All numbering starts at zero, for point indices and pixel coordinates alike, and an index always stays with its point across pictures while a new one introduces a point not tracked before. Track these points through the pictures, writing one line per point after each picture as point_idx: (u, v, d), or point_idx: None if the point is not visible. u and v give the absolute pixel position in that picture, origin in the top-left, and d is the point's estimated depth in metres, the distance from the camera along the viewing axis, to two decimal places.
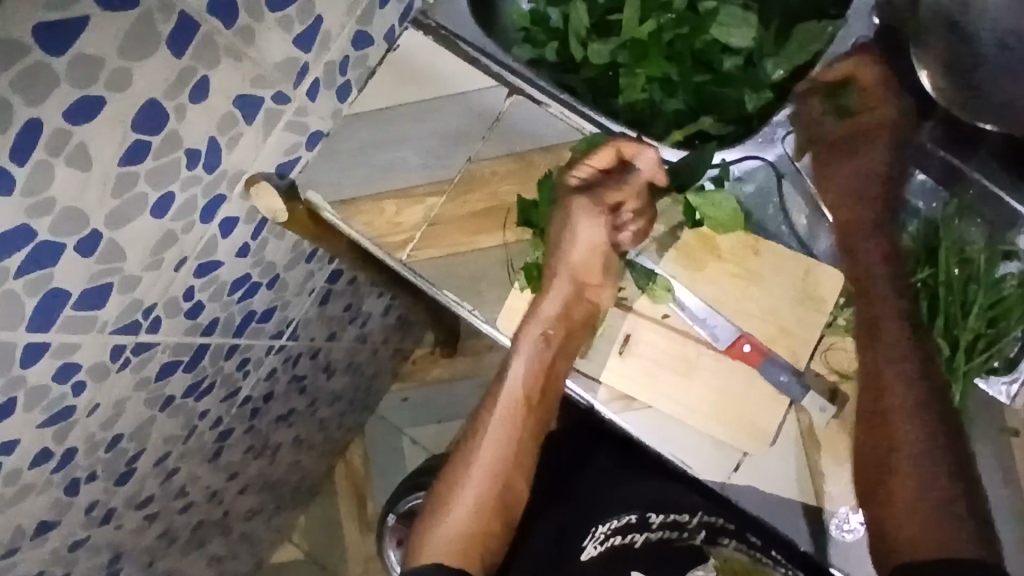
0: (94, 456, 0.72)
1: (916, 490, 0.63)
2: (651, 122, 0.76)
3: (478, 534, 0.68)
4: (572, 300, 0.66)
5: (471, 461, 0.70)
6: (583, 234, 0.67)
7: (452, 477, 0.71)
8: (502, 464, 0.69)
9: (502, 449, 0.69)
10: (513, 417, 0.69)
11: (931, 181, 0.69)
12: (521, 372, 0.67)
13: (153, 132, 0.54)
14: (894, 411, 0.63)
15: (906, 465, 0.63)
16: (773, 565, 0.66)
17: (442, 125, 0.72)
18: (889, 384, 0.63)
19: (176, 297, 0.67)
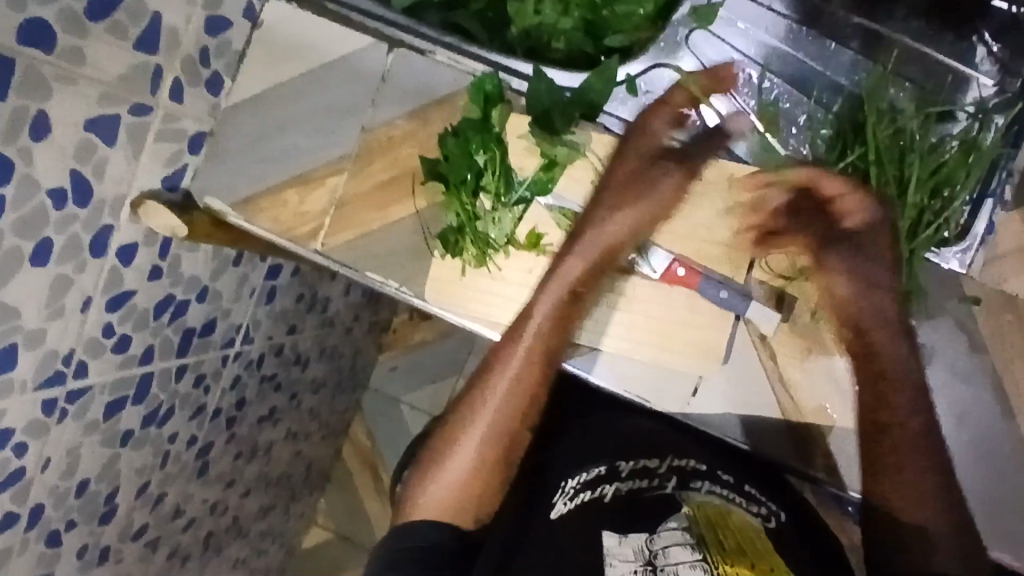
0: (63, 506, 0.71)
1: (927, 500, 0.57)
2: (549, 45, 0.70)
3: (484, 486, 0.62)
4: (600, 259, 0.61)
5: (475, 420, 0.63)
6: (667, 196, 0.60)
7: (449, 432, 0.64)
8: (505, 442, 0.63)
9: (514, 413, 0.63)
10: (526, 374, 0.63)
11: (852, 54, 0.65)
12: (520, 361, 0.63)
13: (1, 182, 0.50)
14: (896, 404, 0.58)
15: (907, 435, 0.58)
16: (747, 504, 0.62)
17: (329, 98, 0.67)
18: (894, 369, 0.59)
19: (96, 337, 0.65)
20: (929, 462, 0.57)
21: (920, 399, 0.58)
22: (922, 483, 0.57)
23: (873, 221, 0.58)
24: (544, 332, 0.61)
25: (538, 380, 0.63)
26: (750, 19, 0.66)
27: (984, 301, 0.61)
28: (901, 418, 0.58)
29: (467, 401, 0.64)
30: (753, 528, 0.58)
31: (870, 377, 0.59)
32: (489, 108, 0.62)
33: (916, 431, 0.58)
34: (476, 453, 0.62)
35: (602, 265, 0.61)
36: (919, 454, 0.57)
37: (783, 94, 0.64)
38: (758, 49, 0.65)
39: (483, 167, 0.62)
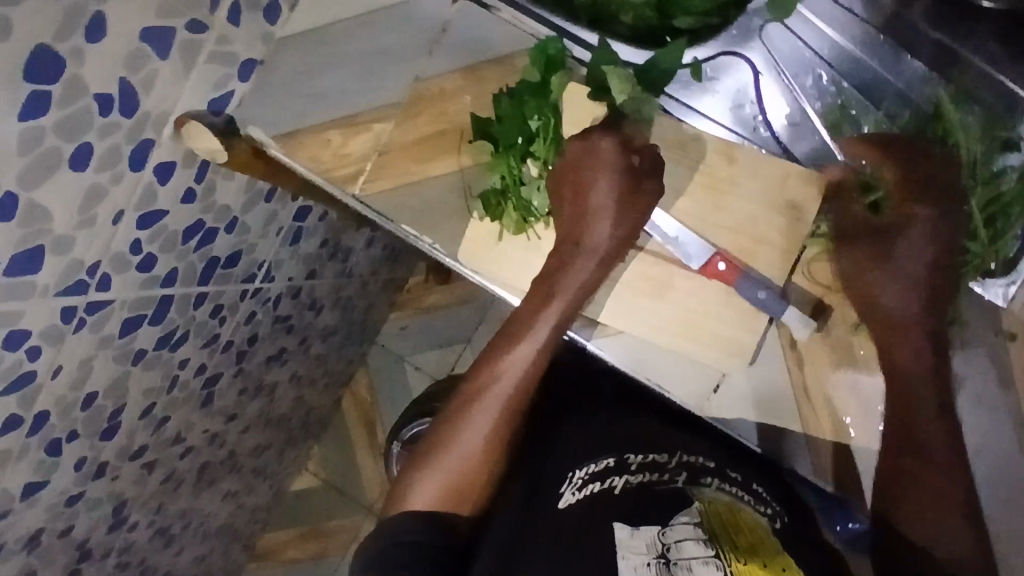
0: (69, 416, 0.71)
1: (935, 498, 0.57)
2: (615, 17, 0.67)
3: (477, 483, 0.61)
4: (592, 279, 0.59)
5: (470, 421, 0.62)
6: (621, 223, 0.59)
7: (442, 433, 0.63)
8: (499, 445, 0.62)
9: (512, 414, 0.62)
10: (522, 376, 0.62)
11: (924, 66, 0.61)
12: (521, 375, 0.62)
13: (49, 79, 0.49)
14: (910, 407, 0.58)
15: (925, 423, 0.57)
16: (756, 504, 0.61)
17: (384, 42, 0.66)
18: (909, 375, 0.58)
19: (122, 252, 0.64)
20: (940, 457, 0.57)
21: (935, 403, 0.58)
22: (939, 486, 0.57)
23: (937, 224, 0.58)
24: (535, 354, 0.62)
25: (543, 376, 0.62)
26: (824, 13, 0.63)
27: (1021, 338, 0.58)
28: (925, 406, 0.57)
29: (462, 398, 0.63)
30: (762, 527, 0.57)
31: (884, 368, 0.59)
32: (548, 72, 0.60)
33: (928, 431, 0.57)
34: (466, 459, 0.61)
35: (595, 281, 0.59)
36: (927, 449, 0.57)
37: (851, 100, 0.61)
38: (831, 50, 0.63)
39: (534, 133, 0.61)
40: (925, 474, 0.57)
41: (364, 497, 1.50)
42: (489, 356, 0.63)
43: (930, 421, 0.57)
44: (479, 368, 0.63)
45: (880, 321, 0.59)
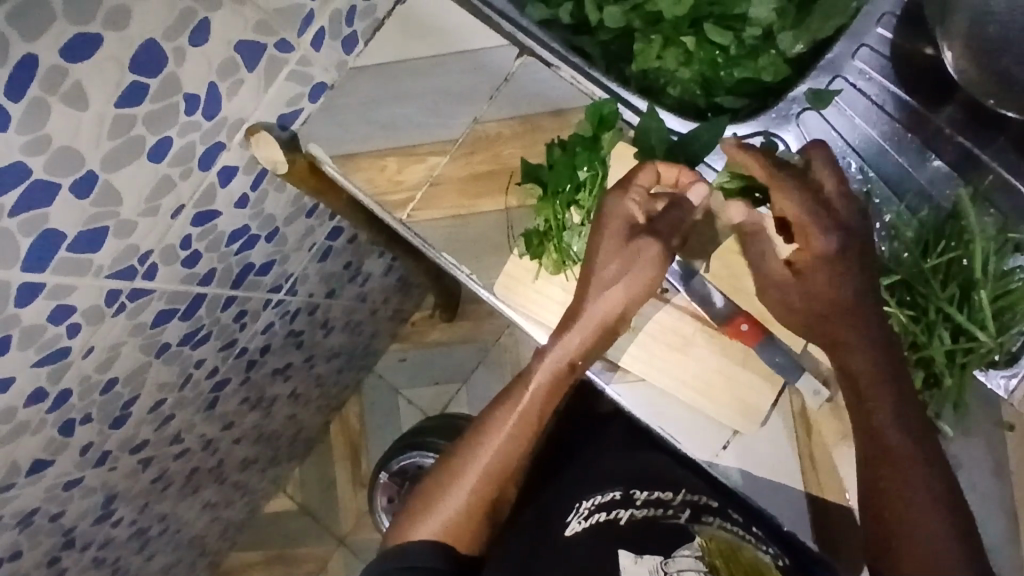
0: (87, 398, 0.72)
1: (931, 558, 0.53)
2: (664, 89, 0.73)
3: (473, 524, 0.65)
4: (600, 333, 0.61)
5: (473, 460, 0.65)
6: (624, 287, 0.60)
7: (447, 471, 0.66)
8: (492, 489, 0.65)
9: (506, 464, 0.65)
10: (524, 423, 0.65)
11: (946, 166, 0.67)
12: (512, 424, 0.65)
13: (152, 73, 0.53)
14: (900, 473, 0.55)
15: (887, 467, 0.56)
16: (757, 541, 0.65)
17: (448, 84, 0.70)
18: (894, 446, 0.56)
19: (173, 245, 0.67)
20: (934, 516, 0.54)
21: (920, 460, 0.56)
22: (929, 548, 0.54)
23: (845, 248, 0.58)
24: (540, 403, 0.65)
25: (537, 416, 0.65)
26: (859, 108, 0.68)
27: (1017, 429, 0.63)
28: (894, 441, 0.56)
29: (467, 437, 0.67)
30: (765, 565, 0.62)
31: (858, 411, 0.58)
32: (602, 130, 0.64)
33: (913, 490, 0.55)
34: (463, 500, 0.65)
35: (602, 337, 0.61)
36: (910, 503, 0.55)
37: (876, 190, 0.67)
38: (863, 141, 0.68)
39: (582, 182, 0.66)
40: (904, 519, 0.55)
41: (338, 526, 1.49)
42: (499, 401, 0.66)
43: (896, 460, 0.56)
44: (493, 409, 0.66)
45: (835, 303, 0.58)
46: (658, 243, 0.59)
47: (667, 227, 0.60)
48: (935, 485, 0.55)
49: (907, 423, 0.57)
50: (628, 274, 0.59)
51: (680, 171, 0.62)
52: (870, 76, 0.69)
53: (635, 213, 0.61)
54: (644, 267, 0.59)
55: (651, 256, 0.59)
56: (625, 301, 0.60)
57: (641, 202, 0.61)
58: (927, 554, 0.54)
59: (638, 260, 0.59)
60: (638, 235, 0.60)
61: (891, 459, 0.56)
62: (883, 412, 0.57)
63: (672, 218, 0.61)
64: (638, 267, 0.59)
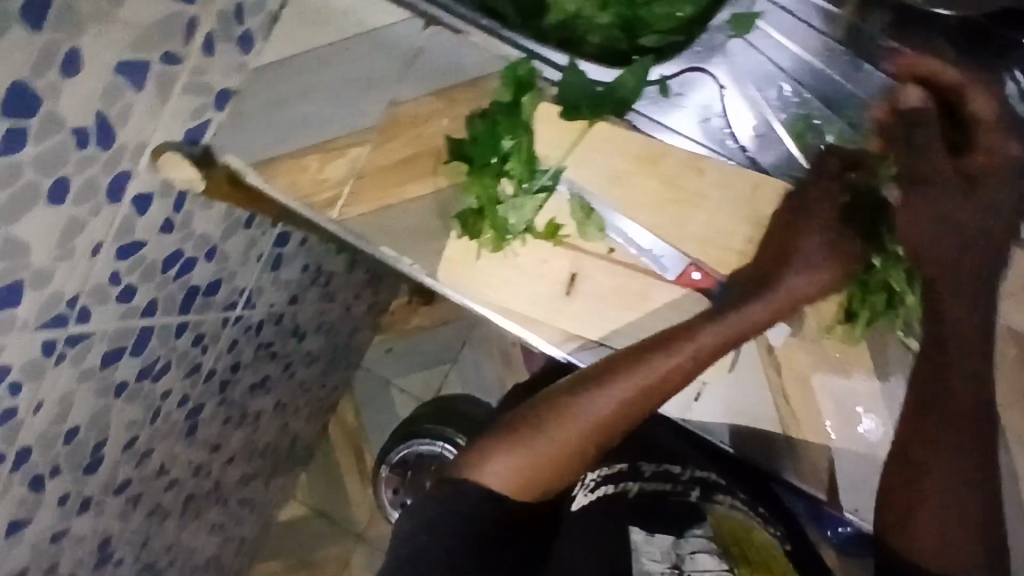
0: (50, 451, 0.71)
1: (946, 505, 0.60)
2: (584, 38, 0.69)
3: (534, 482, 0.64)
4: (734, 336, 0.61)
5: (548, 428, 0.64)
6: None
7: (529, 424, 0.65)
8: (566, 459, 0.64)
9: (583, 436, 0.64)
10: (636, 398, 0.63)
11: (886, 75, 0.63)
12: (628, 388, 0.62)
13: (27, 115, 0.50)
14: (937, 452, 0.60)
15: (938, 426, 0.60)
16: (761, 519, 0.72)
17: (355, 69, 0.66)
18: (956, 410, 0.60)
19: (101, 284, 0.65)
20: (962, 479, 0.60)
21: (959, 445, 0.60)
22: (942, 524, 0.60)
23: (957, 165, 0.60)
24: (605, 407, 0.63)
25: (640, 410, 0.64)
26: (788, 29, 0.65)
27: (989, 335, 0.61)
28: (958, 390, 0.59)
29: (553, 407, 0.64)
30: (772, 543, 0.69)
31: (916, 416, 0.60)
32: (520, 94, 0.62)
33: (950, 457, 0.60)
34: (558, 442, 0.64)
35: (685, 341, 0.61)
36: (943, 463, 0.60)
37: (815, 111, 0.63)
38: (794, 63, 0.64)
39: (508, 152, 0.62)
40: (930, 498, 0.60)
41: (353, 523, 1.49)
42: (604, 372, 0.62)
43: (934, 443, 0.60)
44: (560, 398, 0.65)
45: (925, 280, 0.60)
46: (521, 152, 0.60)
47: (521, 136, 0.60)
48: (972, 458, 0.60)
49: (982, 393, 0.60)
50: None
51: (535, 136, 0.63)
52: None
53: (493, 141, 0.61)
54: None
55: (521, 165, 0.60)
56: None
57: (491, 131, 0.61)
58: (947, 511, 0.60)
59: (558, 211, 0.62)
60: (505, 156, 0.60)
61: (956, 427, 0.60)
62: (959, 378, 0.59)
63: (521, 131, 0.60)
64: None
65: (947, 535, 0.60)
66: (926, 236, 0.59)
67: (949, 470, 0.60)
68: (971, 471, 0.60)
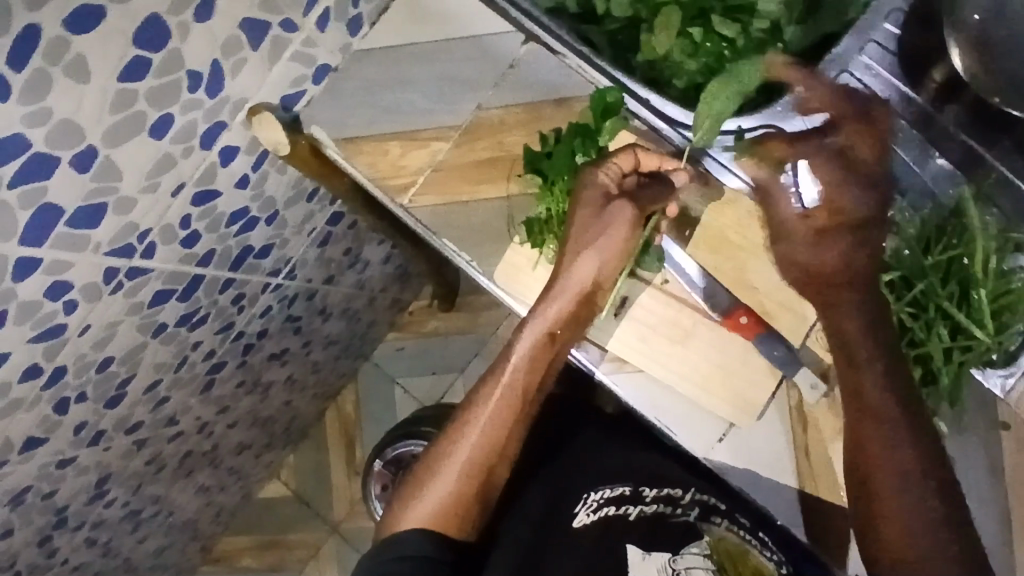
0: (84, 376, 0.72)
1: (911, 509, 0.57)
2: (669, 82, 0.72)
3: (457, 515, 0.64)
4: (762, 373, 0.63)
5: (457, 444, 0.66)
6: (594, 257, 0.62)
7: (443, 444, 0.67)
8: (474, 479, 0.65)
9: (485, 448, 0.66)
10: (511, 393, 0.66)
11: (949, 166, 0.67)
12: (493, 408, 0.66)
13: (154, 49, 0.53)
14: (883, 462, 0.58)
15: (893, 481, 0.58)
16: (760, 546, 0.65)
17: (451, 69, 0.70)
18: (879, 406, 0.58)
19: (173, 224, 0.67)
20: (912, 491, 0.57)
21: (898, 450, 0.58)
22: (912, 524, 0.57)
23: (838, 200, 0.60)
24: (512, 377, 0.66)
25: (521, 389, 0.66)
26: None
27: (1014, 428, 0.63)
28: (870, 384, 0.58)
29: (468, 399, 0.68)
30: (768, 570, 0.62)
31: (856, 409, 0.60)
32: (603, 119, 0.64)
33: (898, 462, 0.58)
34: (448, 485, 0.65)
35: (585, 302, 0.63)
36: (894, 473, 0.58)
37: None
38: None
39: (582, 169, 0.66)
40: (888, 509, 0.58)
41: (331, 514, 1.49)
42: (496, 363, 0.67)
43: (889, 456, 0.58)
44: (477, 393, 0.67)
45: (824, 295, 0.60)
46: (631, 208, 0.62)
47: (647, 197, 0.63)
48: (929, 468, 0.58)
49: (888, 380, 0.58)
50: (600, 248, 0.62)
51: (664, 159, 0.64)
52: (876, 72, 0.68)
53: (611, 187, 0.63)
54: (622, 228, 0.62)
55: (623, 221, 0.62)
56: (598, 268, 0.62)
57: (615, 177, 0.63)
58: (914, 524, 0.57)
59: (614, 225, 0.62)
60: (615, 202, 0.63)
61: (865, 429, 0.59)
62: (867, 374, 0.58)
63: (647, 193, 0.63)
64: (597, 230, 0.62)
65: (925, 534, 0.57)
66: (857, 316, 0.59)
67: (901, 487, 0.57)
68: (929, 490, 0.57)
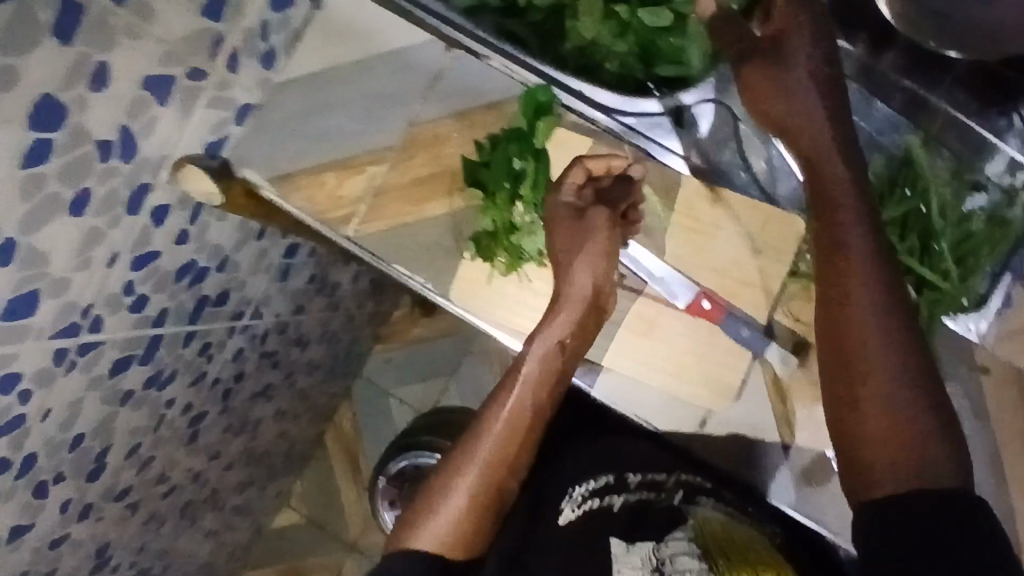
0: (56, 457, 0.71)
1: (893, 402, 0.54)
2: (601, 66, 0.69)
3: (474, 530, 0.59)
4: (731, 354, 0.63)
5: (473, 457, 0.60)
6: (585, 267, 0.60)
7: (452, 460, 0.61)
8: (489, 489, 0.60)
9: (503, 457, 0.60)
10: (532, 396, 0.61)
11: (894, 113, 0.66)
12: (507, 413, 0.61)
13: (54, 128, 0.50)
14: (863, 335, 0.55)
15: (882, 357, 0.55)
16: (749, 522, 0.67)
17: (377, 88, 0.68)
18: (856, 265, 0.56)
19: (116, 293, 0.65)
20: (901, 380, 0.54)
21: (884, 320, 0.55)
22: (903, 424, 0.54)
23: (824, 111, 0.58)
24: (531, 383, 0.61)
25: (552, 392, 0.62)
26: None
27: (992, 371, 0.63)
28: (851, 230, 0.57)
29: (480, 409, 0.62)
30: (755, 543, 0.64)
31: (830, 269, 0.57)
32: (537, 118, 0.63)
33: (876, 337, 0.55)
34: (461, 499, 0.59)
35: (593, 308, 0.60)
36: (880, 351, 0.55)
37: None
38: None
39: (519, 173, 0.64)
40: (873, 405, 0.54)
41: (346, 533, 1.49)
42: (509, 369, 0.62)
43: (865, 333, 0.55)
44: (490, 403, 0.62)
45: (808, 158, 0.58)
46: (605, 211, 0.60)
47: (617, 195, 0.62)
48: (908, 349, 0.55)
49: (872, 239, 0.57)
50: (589, 257, 0.60)
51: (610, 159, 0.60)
52: None
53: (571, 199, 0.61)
54: (603, 232, 0.60)
55: (601, 225, 0.60)
56: (593, 275, 0.60)
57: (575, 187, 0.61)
58: (903, 430, 0.53)
59: (593, 234, 0.60)
60: (586, 213, 0.60)
61: (846, 299, 0.56)
62: (848, 228, 0.57)
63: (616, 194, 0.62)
64: (574, 240, 0.60)
65: (913, 436, 0.53)
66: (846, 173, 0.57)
67: (883, 369, 0.54)
68: (913, 388, 0.54)
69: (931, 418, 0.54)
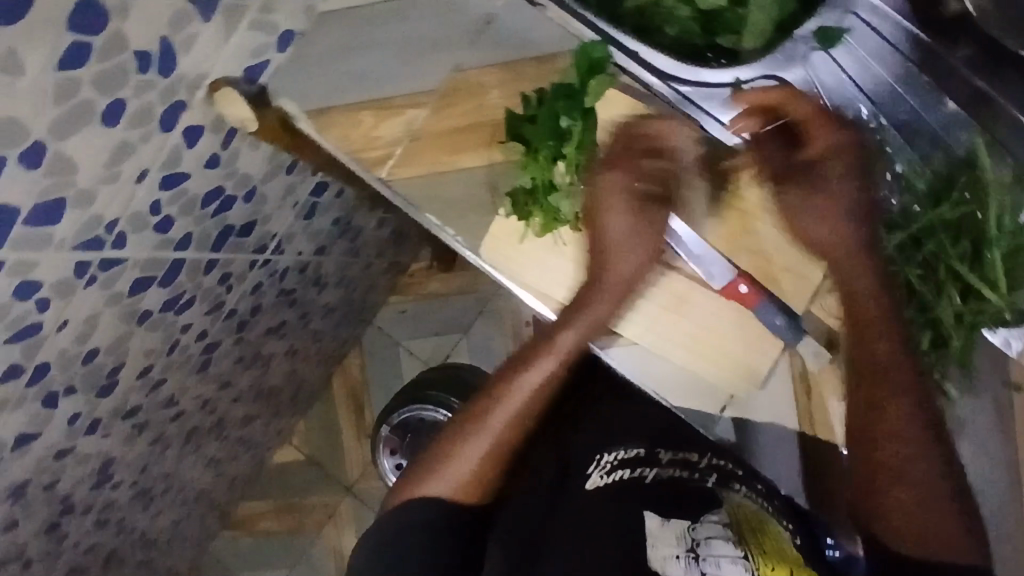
0: (69, 370, 0.71)
1: (918, 478, 0.60)
2: (660, 29, 0.63)
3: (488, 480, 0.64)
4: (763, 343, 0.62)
5: (481, 418, 0.65)
6: (641, 243, 0.63)
7: (466, 413, 0.66)
8: (499, 454, 0.65)
9: (509, 422, 0.65)
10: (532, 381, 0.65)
11: (959, 109, 0.60)
12: (527, 384, 0.65)
13: (93, 32, 0.48)
14: (897, 416, 0.60)
15: (908, 442, 0.60)
16: (777, 513, 0.65)
17: (422, 27, 0.64)
18: (884, 348, 0.60)
19: (142, 211, 0.64)
20: (926, 457, 0.60)
21: (906, 410, 0.60)
22: (919, 487, 0.60)
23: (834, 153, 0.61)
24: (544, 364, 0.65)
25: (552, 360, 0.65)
26: (874, 48, 0.61)
27: None
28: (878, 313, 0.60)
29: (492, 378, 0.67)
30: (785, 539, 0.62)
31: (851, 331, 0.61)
32: (589, 77, 0.60)
33: (913, 427, 0.60)
34: (480, 451, 0.64)
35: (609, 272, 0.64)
36: (908, 432, 0.60)
37: (888, 138, 0.62)
38: (875, 84, 0.62)
39: (565, 133, 0.62)
40: (898, 473, 0.60)
41: (344, 476, 1.50)
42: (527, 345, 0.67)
43: (899, 411, 0.60)
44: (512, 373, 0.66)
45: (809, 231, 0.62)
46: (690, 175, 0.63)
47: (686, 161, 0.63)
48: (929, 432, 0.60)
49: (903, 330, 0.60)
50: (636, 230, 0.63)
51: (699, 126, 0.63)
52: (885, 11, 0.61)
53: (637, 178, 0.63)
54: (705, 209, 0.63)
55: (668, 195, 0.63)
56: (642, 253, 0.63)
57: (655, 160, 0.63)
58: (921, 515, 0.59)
59: (654, 217, 0.63)
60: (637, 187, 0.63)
61: (886, 377, 0.60)
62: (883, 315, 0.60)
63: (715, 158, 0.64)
64: (635, 216, 0.63)
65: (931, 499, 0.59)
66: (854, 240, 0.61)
67: (913, 452, 0.60)
68: (937, 461, 0.60)
69: (943, 474, 0.60)
